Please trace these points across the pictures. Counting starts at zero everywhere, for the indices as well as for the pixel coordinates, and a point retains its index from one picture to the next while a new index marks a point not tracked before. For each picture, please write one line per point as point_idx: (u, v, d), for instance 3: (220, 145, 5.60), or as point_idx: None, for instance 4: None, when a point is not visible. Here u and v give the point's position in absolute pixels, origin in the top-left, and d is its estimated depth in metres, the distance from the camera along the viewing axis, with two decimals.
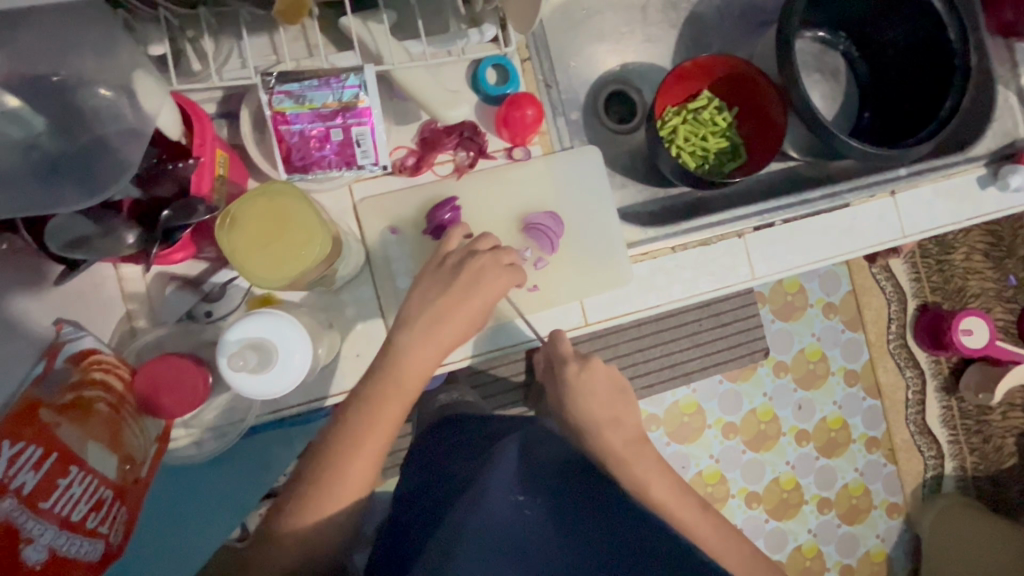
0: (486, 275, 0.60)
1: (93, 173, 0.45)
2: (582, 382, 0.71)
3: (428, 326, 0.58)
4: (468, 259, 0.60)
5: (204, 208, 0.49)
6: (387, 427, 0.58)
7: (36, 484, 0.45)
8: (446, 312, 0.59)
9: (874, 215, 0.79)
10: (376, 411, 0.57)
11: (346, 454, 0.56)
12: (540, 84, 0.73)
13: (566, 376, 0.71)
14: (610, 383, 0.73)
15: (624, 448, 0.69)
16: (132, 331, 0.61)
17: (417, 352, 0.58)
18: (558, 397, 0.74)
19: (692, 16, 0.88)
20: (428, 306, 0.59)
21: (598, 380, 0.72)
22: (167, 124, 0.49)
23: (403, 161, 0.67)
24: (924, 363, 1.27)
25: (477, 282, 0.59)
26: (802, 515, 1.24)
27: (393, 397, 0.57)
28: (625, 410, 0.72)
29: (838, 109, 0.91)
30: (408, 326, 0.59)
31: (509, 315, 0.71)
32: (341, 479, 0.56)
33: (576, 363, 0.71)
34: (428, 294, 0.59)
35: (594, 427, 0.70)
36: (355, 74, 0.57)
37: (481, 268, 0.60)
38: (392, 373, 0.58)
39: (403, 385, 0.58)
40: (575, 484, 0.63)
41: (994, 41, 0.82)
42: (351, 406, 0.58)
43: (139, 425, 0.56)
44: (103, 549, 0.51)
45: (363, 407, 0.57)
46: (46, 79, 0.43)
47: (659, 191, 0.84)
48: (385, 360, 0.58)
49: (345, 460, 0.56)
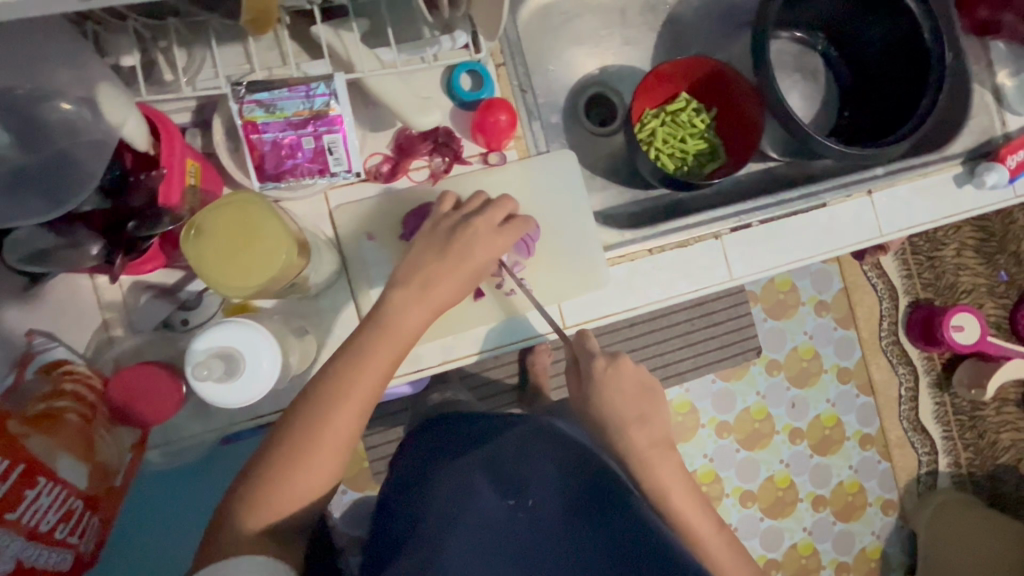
0: (478, 241, 0.59)
1: (57, 187, 0.46)
2: (609, 378, 0.70)
3: (406, 303, 0.57)
4: (462, 225, 0.59)
5: (170, 219, 0.51)
6: (366, 395, 0.55)
7: (4, 496, 0.46)
8: (428, 286, 0.58)
9: (851, 215, 0.79)
10: (346, 392, 0.54)
11: (318, 432, 0.54)
12: (514, 89, 0.73)
13: (592, 371, 0.70)
14: (636, 382, 0.71)
15: (649, 448, 0.69)
16: (109, 341, 0.60)
17: (405, 319, 0.57)
18: (580, 392, 0.72)
19: (670, 18, 0.89)
20: (421, 266, 0.58)
21: (623, 379, 0.71)
22: (135, 135, 0.48)
23: (378, 168, 0.68)
24: (916, 360, 1.27)
25: (472, 245, 0.59)
26: (797, 513, 1.24)
27: (382, 355, 0.55)
28: (652, 409, 0.71)
29: (818, 109, 0.91)
30: (386, 301, 0.57)
31: (524, 309, 0.72)
32: (304, 460, 0.53)
33: (604, 358, 0.70)
34: (412, 268, 0.58)
35: (619, 423, 0.70)
36: (325, 82, 0.57)
37: (476, 234, 0.59)
38: (366, 354, 0.55)
39: (387, 351, 0.56)
40: (574, 478, 0.64)
41: (969, 39, 0.82)
42: (330, 369, 0.55)
43: (112, 436, 0.56)
44: (72, 559, 0.53)
45: (323, 395, 0.54)
46: (12, 92, 0.44)
47: (640, 193, 0.85)
48: (361, 338, 0.56)
49: (311, 447, 0.54)
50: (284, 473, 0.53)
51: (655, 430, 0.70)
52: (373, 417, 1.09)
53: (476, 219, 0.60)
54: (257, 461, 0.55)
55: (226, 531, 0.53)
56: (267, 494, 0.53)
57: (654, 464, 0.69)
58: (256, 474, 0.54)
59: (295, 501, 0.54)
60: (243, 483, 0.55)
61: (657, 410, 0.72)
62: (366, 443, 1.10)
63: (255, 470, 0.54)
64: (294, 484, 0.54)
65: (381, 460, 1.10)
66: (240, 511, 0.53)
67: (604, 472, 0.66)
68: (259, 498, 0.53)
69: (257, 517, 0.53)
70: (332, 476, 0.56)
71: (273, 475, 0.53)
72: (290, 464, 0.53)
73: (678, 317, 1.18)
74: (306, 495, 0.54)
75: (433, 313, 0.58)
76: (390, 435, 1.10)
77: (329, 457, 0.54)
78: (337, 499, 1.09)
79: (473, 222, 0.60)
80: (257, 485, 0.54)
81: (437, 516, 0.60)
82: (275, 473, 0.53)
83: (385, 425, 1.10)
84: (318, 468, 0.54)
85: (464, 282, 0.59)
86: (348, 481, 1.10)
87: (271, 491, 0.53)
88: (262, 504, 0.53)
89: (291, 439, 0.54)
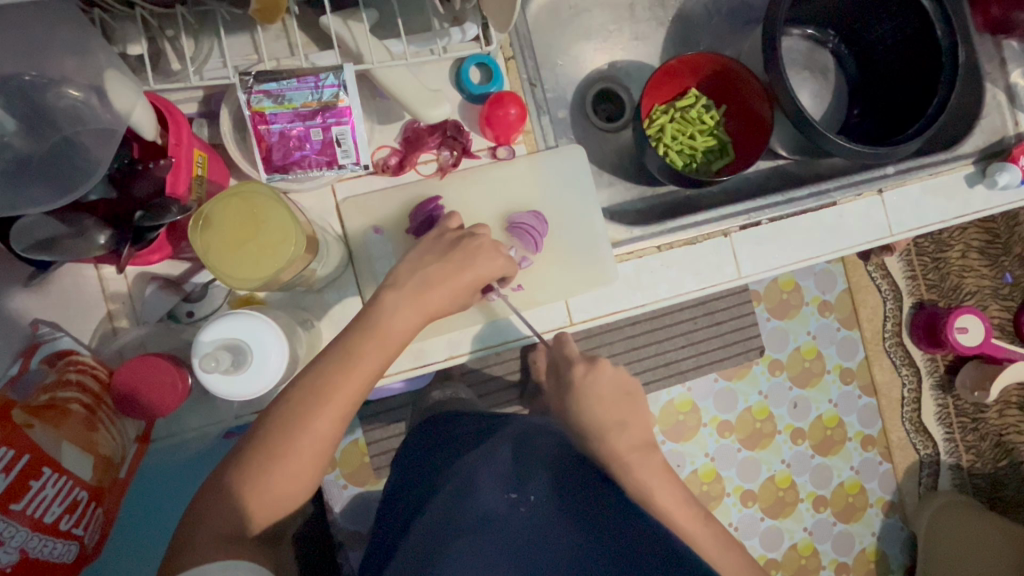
0: (482, 255, 0.60)
1: (66, 174, 0.45)
2: (587, 384, 0.70)
3: (387, 316, 0.56)
4: (471, 240, 0.60)
5: (177, 209, 0.50)
6: (366, 383, 0.54)
7: (8, 486, 0.46)
8: (414, 293, 0.57)
9: (862, 213, 0.78)
10: (337, 388, 0.53)
11: (301, 428, 0.52)
12: (523, 83, 0.72)
13: (569, 378, 0.71)
14: (616, 387, 0.70)
15: (629, 450, 0.66)
16: (114, 331, 0.60)
17: (395, 325, 0.56)
18: (563, 402, 0.72)
19: (679, 13, 0.88)
20: (416, 271, 0.58)
21: (603, 386, 0.70)
22: (142, 122, 0.48)
23: (386, 161, 0.67)
24: (920, 361, 1.25)
25: (473, 258, 0.59)
26: (798, 513, 1.24)
27: (370, 355, 0.54)
28: (632, 414, 0.69)
29: (827, 106, 0.90)
30: (387, 299, 0.56)
31: (504, 314, 0.71)
32: (291, 464, 0.52)
33: (582, 364, 0.70)
34: (400, 282, 0.57)
35: (598, 430, 0.67)
36: (334, 74, 0.56)
37: (479, 246, 0.60)
38: (368, 352, 0.54)
39: (374, 354, 0.55)
40: (568, 483, 0.63)
41: (983, 38, 0.81)
42: (328, 356, 0.54)
43: (116, 428, 0.55)
44: (77, 550, 0.53)
45: (322, 388, 0.53)
46: (19, 79, 0.43)
47: (647, 190, 0.84)
48: (354, 336, 0.55)
49: (303, 441, 0.52)
50: (276, 473, 0.52)
51: (634, 435, 0.68)
52: (374, 412, 1.09)
53: (480, 236, 0.60)
54: (236, 457, 0.53)
55: (201, 538, 0.50)
56: (251, 495, 0.52)
57: (633, 466, 0.66)
58: (235, 470, 0.52)
59: (283, 507, 0.54)
60: (220, 482, 0.53)
61: (636, 415, 0.70)
62: (367, 438, 1.09)
63: (232, 469, 0.52)
64: (280, 482, 0.52)
65: (382, 456, 1.10)
66: (226, 516, 0.51)
67: (600, 476, 0.66)
68: (241, 500, 0.52)
69: (250, 519, 0.52)
70: (316, 474, 0.55)
71: (253, 473, 0.52)
72: (269, 461, 0.52)
73: (681, 316, 1.18)
74: (289, 502, 0.54)
75: (427, 319, 0.57)
76: (391, 431, 1.10)
77: (314, 456, 0.53)
78: (337, 493, 1.09)
79: (479, 237, 0.61)
80: (238, 485, 0.52)
81: (438, 515, 0.60)
82: (256, 474, 0.52)
83: (386, 421, 1.09)
84: (298, 466, 0.53)
85: (458, 290, 0.58)
86: (348, 476, 1.09)
87: (253, 492, 0.52)
88: (247, 506, 0.52)
89: (276, 434, 0.52)
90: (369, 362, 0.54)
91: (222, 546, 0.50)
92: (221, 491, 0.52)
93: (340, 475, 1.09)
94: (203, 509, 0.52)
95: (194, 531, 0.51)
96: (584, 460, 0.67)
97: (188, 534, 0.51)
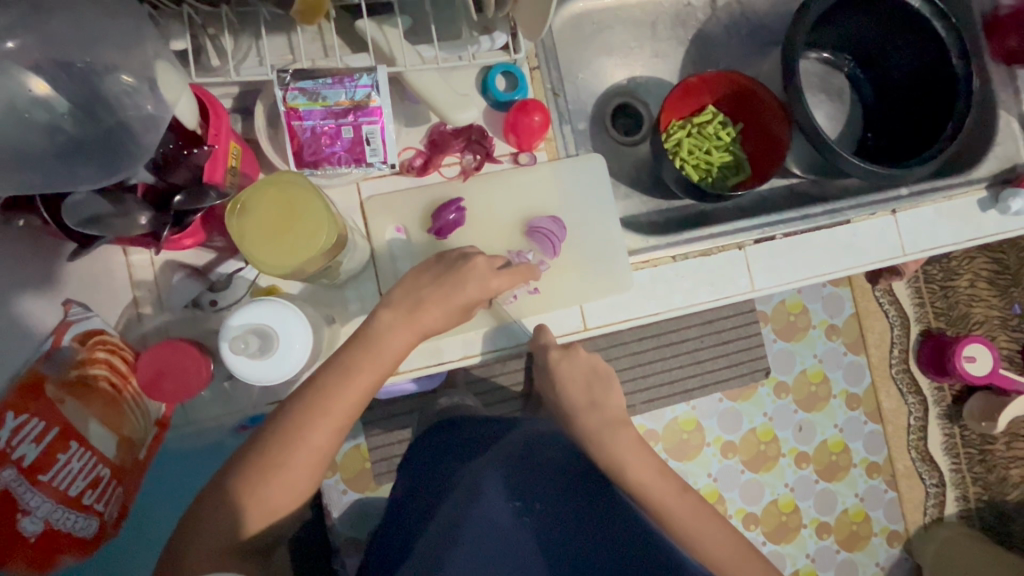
0: (475, 276, 0.60)
1: (114, 157, 0.47)
2: (562, 368, 0.70)
3: (396, 322, 0.57)
4: (472, 254, 0.62)
5: (215, 194, 0.52)
6: (374, 379, 0.56)
7: (36, 457, 0.47)
8: (426, 302, 0.58)
9: (875, 232, 0.79)
10: (346, 384, 0.54)
11: (298, 435, 0.53)
12: (548, 92, 0.75)
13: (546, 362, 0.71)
14: (586, 370, 0.71)
15: (599, 426, 0.67)
16: (138, 318, 0.62)
17: (403, 326, 0.57)
18: (558, 401, 0.71)
19: (700, 33, 0.90)
20: (428, 281, 0.59)
21: (575, 368, 0.71)
22: (185, 113, 0.51)
23: (411, 162, 0.70)
24: (927, 390, 1.25)
25: (470, 270, 0.60)
26: (800, 539, 1.22)
27: (367, 367, 0.55)
28: (605, 395, 0.70)
29: (843, 128, 0.92)
30: (394, 301, 0.58)
31: (504, 318, 0.72)
32: (296, 459, 0.53)
33: (558, 350, 0.70)
34: (419, 279, 0.60)
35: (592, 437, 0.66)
36: (368, 74, 0.58)
37: (476, 266, 0.61)
38: (371, 353, 0.56)
39: (375, 358, 0.56)
40: (567, 499, 0.63)
41: (997, 68, 0.83)
42: (338, 355, 0.56)
43: (140, 408, 0.57)
44: (96, 525, 0.54)
45: (331, 380, 0.54)
46: (73, 65, 0.45)
47: (662, 203, 0.86)
48: (355, 349, 0.56)
49: (308, 434, 0.53)
50: (281, 466, 0.53)
51: (607, 413, 0.68)
52: (379, 416, 1.09)
53: (475, 256, 0.61)
54: (238, 457, 0.54)
55: (198, 541, 0.50)
56: (247, 500, 0.52)
57: (624, 466, 0.64)
58: (233, 475, 0.53)
59: (282, 504, 0.54)
60: (219, 482, 0.53)
61: (608, 394, 0.70)
62: (370, 443, 1.09)
63: (229, 472, 0.53)
64: (282, 478, 0.53)
65: (383, 462, 1.09)
66: (219, 521, 0.51)
67: (600, 492, 0.66)
68: (234, 504, 0.52)
69: (243, 522, 0.52)
70: (315, 477, 0.55)
71: (259, 469, 0.52)
72: (273, 459, 0.52)
73: (688, 333, 1.20)
74: (290, 500, 0.54)
75: (424, 325, 0.58)
76: (394, 437, 1.10)
77: (312, 463, 0.54)
78: (337, 498, 1.08)
79: (471, 258, 0.62)
80: (233, 490, 0.52)
81: (441, 522, 0.59)
82: (260, 468, 0.52)
83: (390, 426, 1.09)
84: (304, 462, 0.53)
85: (472, 296, 0.60)
86: (349, 481, 1.09)
87: (249, 498, 0.52)
88: (242, 510, 0.52)
89: (275, 440, 0.53)
90: (371, 359, 0.56)
91: (215, 556, 0.50)
92: (219, 493, 0.52)
93: (341, 479, 1.09)
94: (200, 512, 0.52)
95: (189, 537, 0.51)
96: (589, 475, 0.67)
97: (183, 542, 0.50)
